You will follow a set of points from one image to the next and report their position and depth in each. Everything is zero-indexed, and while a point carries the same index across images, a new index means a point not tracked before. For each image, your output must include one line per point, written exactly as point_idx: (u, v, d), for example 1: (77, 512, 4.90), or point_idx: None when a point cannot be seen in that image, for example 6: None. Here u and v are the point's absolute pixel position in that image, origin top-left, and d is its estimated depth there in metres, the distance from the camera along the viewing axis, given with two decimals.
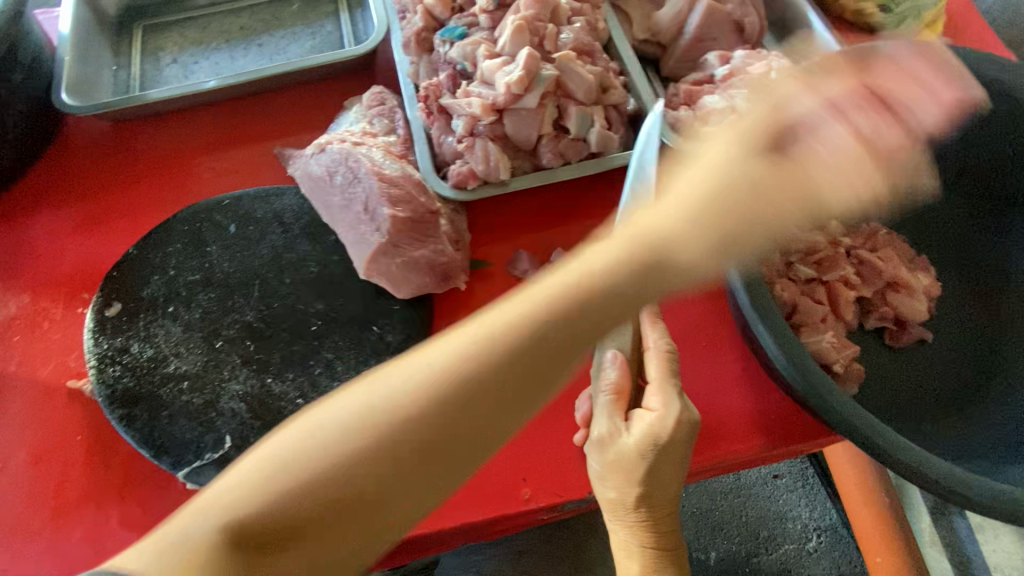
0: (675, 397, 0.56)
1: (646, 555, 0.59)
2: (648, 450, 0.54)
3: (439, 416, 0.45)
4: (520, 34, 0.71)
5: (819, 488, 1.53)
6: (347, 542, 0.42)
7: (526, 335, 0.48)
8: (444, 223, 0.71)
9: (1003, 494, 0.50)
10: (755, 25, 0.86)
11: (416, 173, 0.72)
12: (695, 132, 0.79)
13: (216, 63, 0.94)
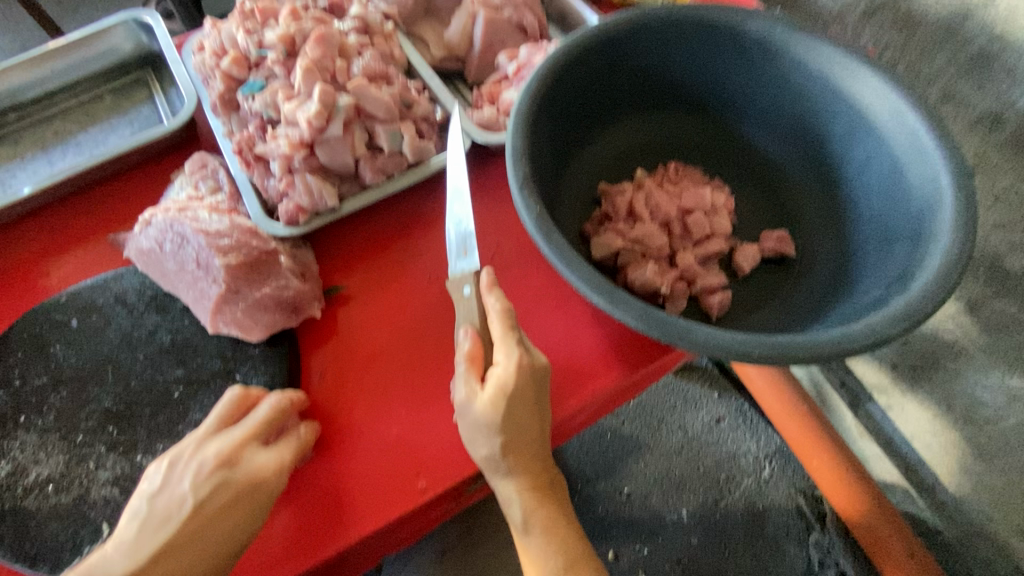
0: (518, 347, 0.62)
1: (527, 499, 0.64)
2: (501, 399, 0.60)
3: None
4: (311, 74, 0.76)
5: (757, 419, 1.64)
6: None
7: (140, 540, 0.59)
8: (284, 259, 0.74)
9: (813, 341, 0.55)
10: (534, 24, 0.97)
11: (247, 222, 0.75)
12: (501, 124, 0.87)
13: (35, 172, 0.94)
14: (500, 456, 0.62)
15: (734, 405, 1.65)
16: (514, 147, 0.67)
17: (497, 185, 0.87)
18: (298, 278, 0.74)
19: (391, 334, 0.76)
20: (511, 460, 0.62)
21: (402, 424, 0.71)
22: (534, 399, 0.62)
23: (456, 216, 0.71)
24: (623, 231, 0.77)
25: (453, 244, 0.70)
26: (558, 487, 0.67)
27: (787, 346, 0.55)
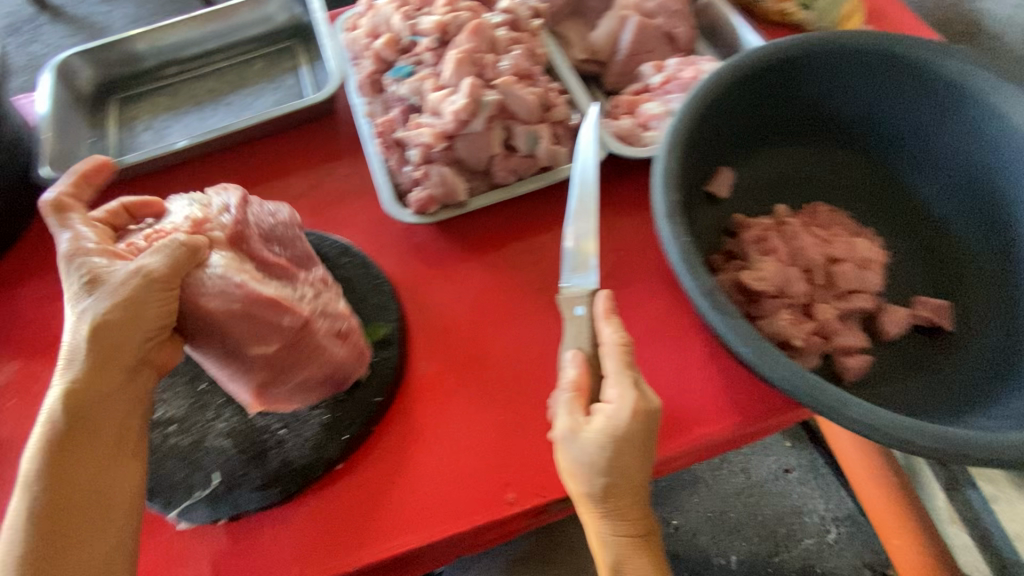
0: (632, 385, 0.58)
1: (620, 543, 0.61)
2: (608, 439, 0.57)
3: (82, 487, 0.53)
4: (461, 66, 0.76)
5: (829, 478, 1.52)
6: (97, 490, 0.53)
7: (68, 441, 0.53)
8: (319, 322, 0.65)
9: (996, 443, 0.48)
10: (684, 35, 0.93)
11: (260, 275, 0.64)
12: (639, 137, 0.83)
13: (188, 125, 1.00)
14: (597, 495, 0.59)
15: (807, 458, 1.53)
16: (665, 167, 0.63)
17: (622, 200, 0.84)
18: (338, 342, 0.66)
19: (498, 337, 0.76)
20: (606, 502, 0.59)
21: (496, 430, 0.70)
22: (645, 446, 0.58)
23: (574, 230, 0.67)
24: (763, 273, 0.70)
25: (568, 258, 0.66)
26: (654, 534, 0.63)
27: (963, 443, 0.48)
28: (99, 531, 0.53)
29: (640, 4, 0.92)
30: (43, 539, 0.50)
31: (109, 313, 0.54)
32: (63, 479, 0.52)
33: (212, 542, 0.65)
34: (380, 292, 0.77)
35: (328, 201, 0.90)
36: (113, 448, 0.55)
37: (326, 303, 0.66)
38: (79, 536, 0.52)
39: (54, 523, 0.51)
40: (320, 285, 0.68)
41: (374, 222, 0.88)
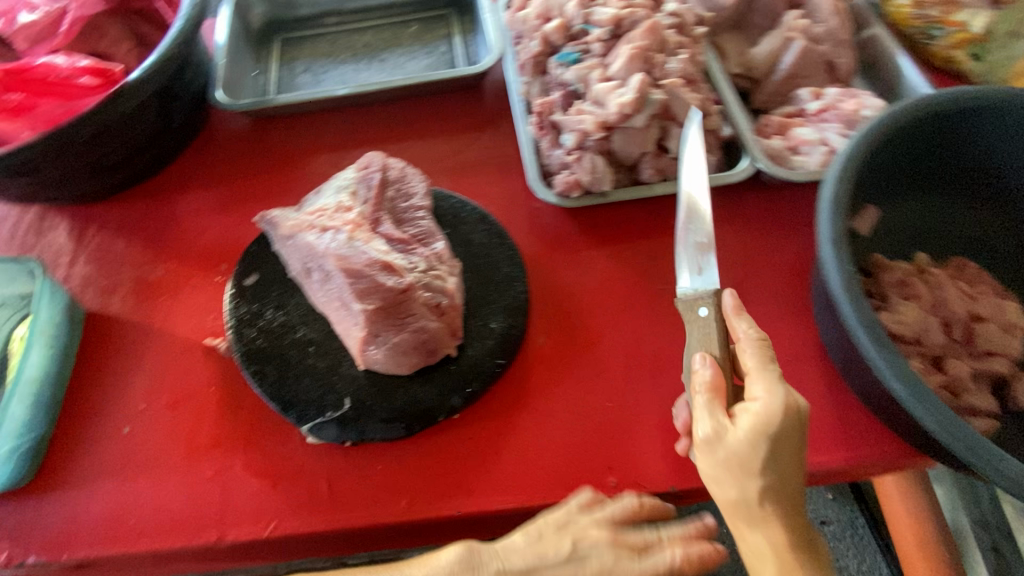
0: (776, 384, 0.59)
1: (780, 543, 0.61)
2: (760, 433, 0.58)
3: None
4: (633, 62, 0.78)
5: (867, 538, 1.47)
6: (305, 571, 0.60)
7: None
8: (420, 293, 0.72)
9: None
10: (846, 66, 0.92)
11: (385, 250, 0.73)
12: (786, 160, 0.83)
13: (343, 75, 1.06)
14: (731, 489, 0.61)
15: (848, 514, 1.48)
16: (834, 195, 0.63)
17: (757, 219, 0.84)
18: (433, 315, 0.71)
19: (616, 328, 0.79)
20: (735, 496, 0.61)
21: (604, 416, 0.73)
22: (799, 444, 0.59)
23: (689, 229, 0.69)
24: (908, 319, 0.69)
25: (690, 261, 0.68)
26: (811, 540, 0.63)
27: None
28: None
29: (808, 29, 0.91)
30: None
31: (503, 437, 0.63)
32: None
33: (332, 460, 0.70)
34: (512, 263, 0.80)
35: (466, 168, 0.95)
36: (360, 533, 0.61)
37: (430, 278, 0.73)
38: None
39: None
40: (432, 260, 0.75)
41: (507, 196, 0.91)
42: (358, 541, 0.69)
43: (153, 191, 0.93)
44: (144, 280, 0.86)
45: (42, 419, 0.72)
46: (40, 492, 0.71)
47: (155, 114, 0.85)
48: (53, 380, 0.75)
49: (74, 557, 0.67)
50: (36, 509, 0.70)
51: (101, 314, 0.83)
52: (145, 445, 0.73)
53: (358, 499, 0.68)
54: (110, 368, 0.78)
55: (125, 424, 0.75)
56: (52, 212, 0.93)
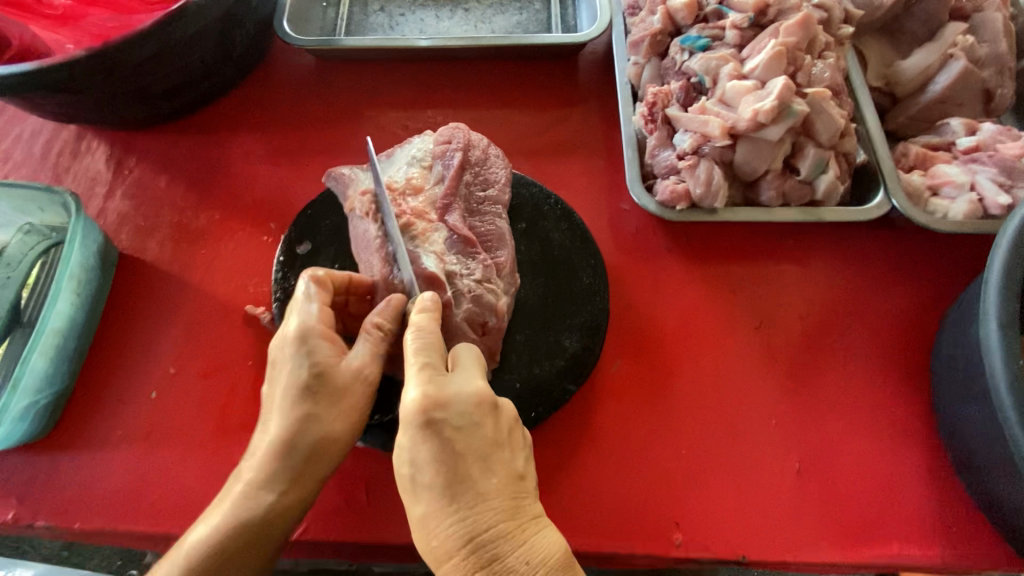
0: (432, 370, 0.51)
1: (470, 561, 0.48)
2: (435, 369, 0.51)
3: (297, 467, 0.54)
4: (778, 61, 0.66)
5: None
6: (286, 500, 0.54)
7: (287, 446, 0.54)
8: (465, 307, 0.62)
9: None
10: (1006, 98, 0.79)
11: (442, 251, 0.64)
12: (923, 201, 0.72)
13: (421, 21, 0.93)
14: (468, 395, 0.49)
15: None
16: (1008, 265, 0.53)
17: (876, 264, 0.74)
18: (474, 335, 0.62)
19: (698, 364, 0.70)
20: (488, 398, 0.50)
21: (674, 461, 0.65)
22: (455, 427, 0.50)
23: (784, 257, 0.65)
24: None
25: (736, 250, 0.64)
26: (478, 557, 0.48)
27: None
28: (265, 534, 0.53)
29: (974, 48, 0.78)
30: (248, 518, 0.53)
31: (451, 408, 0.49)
32: (289, 469, 0.54)
33: (374, 464, 0.64)
34: (593, 272, 0.71)
35: (548, 152, 0.84)
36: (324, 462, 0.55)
37: (483, 292, 0.63)
38: (251, 534, 0.53)
39: (258, 512, 0.53)
40: (492, 271, 0.65)
41: (591, 192, 0.81)
42: (388, 555, 0.63)
43: (201, 126, 0.84)
44: (183, 227, 0.78)
45: (65, 369, 0.66)
46: (57, 447, 0.65)
47: (215, 42, 0.75)
48: (79, 330, 0.68)
49: (87, 526, 0.62)
50: (52, 466, 0.65)
51: (136, 258, 0.76)
52: (171, 415, 0.67)
53: (395, 513, 0.62)
54: (141, 321, 0.72)
55: (149, 385, 0.68)
56: (90, 133, 0.85)
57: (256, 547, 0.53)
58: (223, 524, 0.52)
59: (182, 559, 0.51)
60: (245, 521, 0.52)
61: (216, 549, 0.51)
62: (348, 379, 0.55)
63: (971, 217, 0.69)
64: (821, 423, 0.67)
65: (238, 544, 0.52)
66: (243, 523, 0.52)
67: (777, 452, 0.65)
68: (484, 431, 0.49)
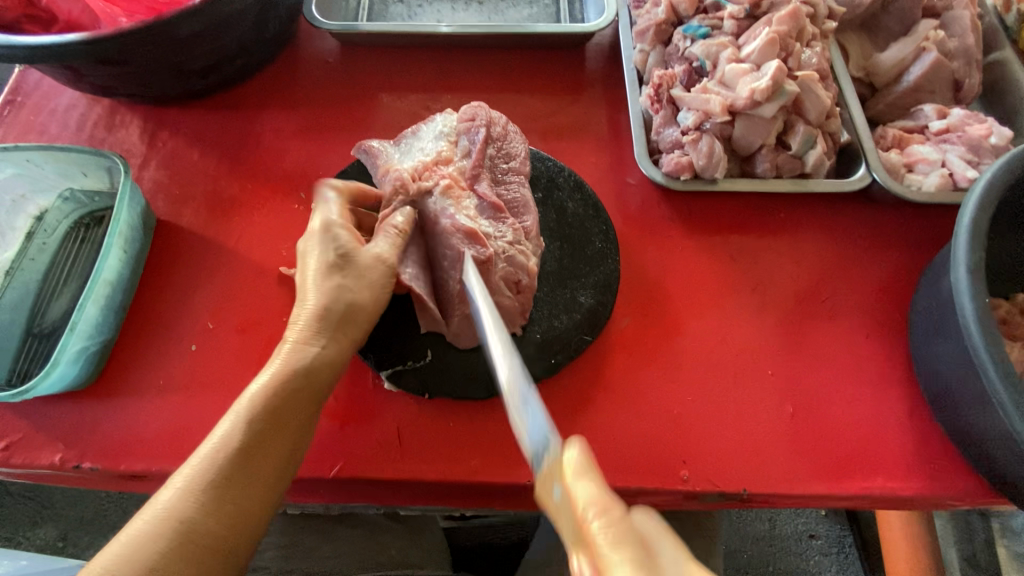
0: (642, 568, 0.40)
1: None
2: (645, 572, 0.40)
3: (333, 336, 0.60)
4: (771, 46, 0.74)
5: (853, 557, 1.28)
6: (323, 367, 0.59)
7: (322, 315, 0.60)
8: (499, 265, 0.68)
9: None
10: (973, 88, 0.87)
11: (475, 215, 0.70)
12: (900, 176, 0.80)
13: (438, 11, 0.99)
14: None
15: (836, 528, 1.30)
16: (975, 221, 0.60)
17: (859, 234, 0.81)
18: (510, 293, 0.68)
19: (700, 321, 0.76)
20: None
21: (679, 407, 0.71)
22: None
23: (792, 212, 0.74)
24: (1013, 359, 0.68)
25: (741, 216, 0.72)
26: None
27: None
28: (304, 402, 0.58)
29: (943, 42, 0.87)
30: (291, 384, 0.57)
31: None
32: (326, 337, 0.60)
33: (405, 410, 0.69)
34: (605, 238, 0.77)
35: (559, 132, 0.90)
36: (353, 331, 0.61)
37: (515, 251, 0.69)
38: (292, 400, 0.57)
39: (298, 378, 0.58)
40: (521, 234, 0.70)
41: (600, 169, 0.88)
42: (417, 494, 0.68)
43: (232, 104, 0.89)
44: (217, 195, 0.82)
45: (111, 321, 0.70)
46: (102, 395, 0.69)
47: (253, 22, 0.80)
48: (124, 286, 0.72)
49: (132, 467, 0.66)
50: (97, 413, 0.68)
51: (172, 223, 0.80)
52: (209, 366, 0.71)
53: (426, 453, 0.67)
54: (179, 281, 0.76)
55: (188, 339, 0.72)
56: (124, 108, 0.89)
57: (296, 412, 0.57)
58: (280, 370, 0.57)
59: (245, 405, 0.55)
60: (300, 366, 0.58)
61: (276, 391, 0.56)
62: (370, 259, 0.63)
63: (943, 189, 0.77)
64: (812, 373, 0.73)
65: (280, 409, 0.56)
66: (298, 367, 0.58)
67: (773, 398, 0.72)
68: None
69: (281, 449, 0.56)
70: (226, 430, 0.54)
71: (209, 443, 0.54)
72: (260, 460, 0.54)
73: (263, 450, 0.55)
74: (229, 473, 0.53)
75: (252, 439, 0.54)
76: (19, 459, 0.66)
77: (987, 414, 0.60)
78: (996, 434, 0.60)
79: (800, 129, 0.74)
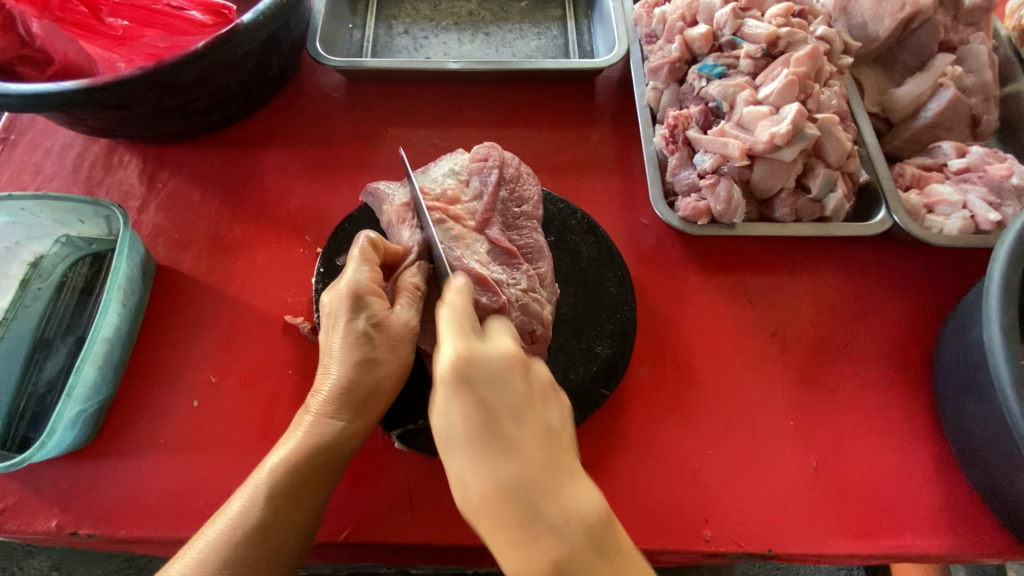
0: (465, 334, 0.50)
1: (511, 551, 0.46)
2: (467, 333, 0.50)
3: (357, 408, 0.58)
4: (790, 89, 0.72)
5: None
6: (343, 441, 0.57)
7: (347, 388, 0.57)
8: (513, 315, 0.65)
9: None
10: (991, 124, 0.86)
11: (486, 260, 0.68)
12: (920, 217, 0.78)
13: (444, 44, 0.97)
14: (501, 359, 0.49)
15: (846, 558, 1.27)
16: (1006, 277, 0.58)
17: (879, 276, 0.79)
18: (524, 342, 0.65)
19: (719, 369, 0.74)
20: (518, 362, 0.49)
21: (699, 462, 0.69)
22: (490, 390, 0.47)
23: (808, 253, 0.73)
24: None
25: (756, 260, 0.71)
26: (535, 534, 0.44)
27: None
28: (323, 477, 0.57)
29: (961, 78, 0.85)
30: (311, 460, 0.56)
31: (488, 351, 0.49)
32: (350, 409, 0.58)
33: (416, 469, 0.66)
34: (620, 283, 0.75)
35: (569, 169, 0.88)
36: (377, 402, 0.59)
37: (529, 300, 0.66)
38: (312, 477, 0.56)
39: (320, 454, 0.56)
40: (536, 281, 0.68)
41: (612, 208, 0.85)
42: (429, 557, 0.66)
43: (234, 142, 0.87)
44: (218, 239, 0.80)
45: (109, 378, 0.67)
46: (100, 456, 0.66)
47: (256, 62, 0.78)
48: (123, 340, 0.69)
49: (131, 533, 0.63)
50: (94, 475, 0.65)
51: (172, 269, 0.77)
52: (212, 422, 0.68)
53: (438, 515, 0.64)
54: (180, 331, 0.73)
55: (189, 393, 0.70)
56: (122, 147, 0.86)
57: (315, 489, 0.56)
58: (301, 446, 0.56)
59: (267, 481, 0.54)
60: (321, 443, 0.56)
61: (297, 469, 0.55)
62: (402, 331, 0.60)
63: (964, 232, 0.75)
64: (835, 424, 0.71)
65: (300, 487, 0.55)
66: (320, 443, 0.56)
67: (795, 452, 0.69)
68: (520, 392, 0.48)
69: (297, 526, 0.55)
70: (247, 506, 0.53)
71: (225, 518, 0.53)
72: (274, 540, 0.53)
73: (282, 530, 0.54)
74: (244, 553, 0.52)
75: (270, 519, 0.53)
76: (12, 526, 0.63)
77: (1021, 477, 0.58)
78: None
79: (819, 173, 0.73)
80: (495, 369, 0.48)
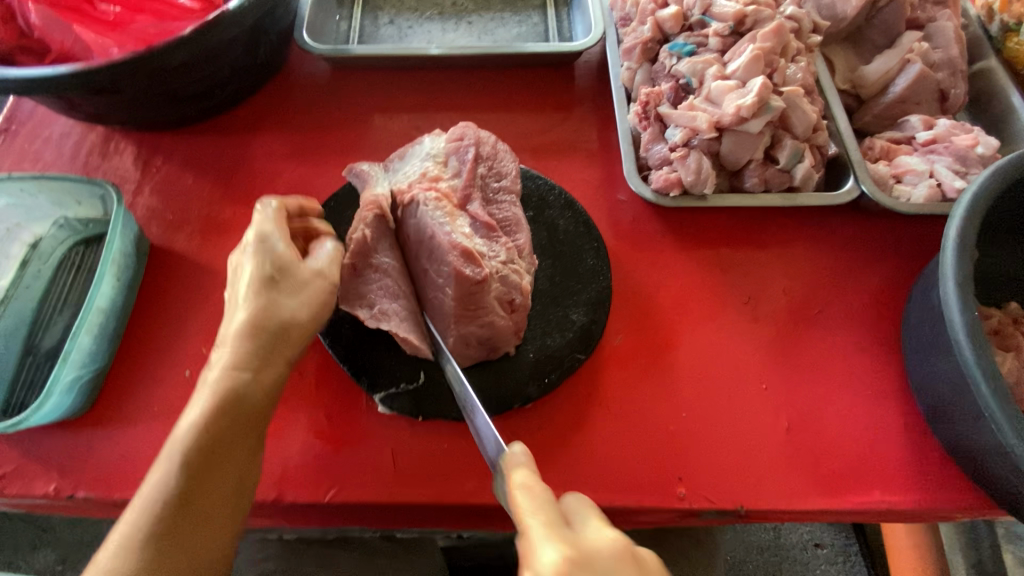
0: (559, 532, 0.42)
1: None
2: (562, 526, 0.43)
3: (266, 353, 0.59)
4: (756, 63, 0.75)
5: (858, 566, 1.26)
6: (253, 390, 0.58)
7: (255, 335, 0.58)
8: (494, 285, 0.68)
9: None
10: (959, 98, 0.88)
11: (470, 234, 0.69)
12: (889, 187, 0.80)
13: (428, 33, 1.00)
14: (609, 558, 0.40)
15: (841, 536, 1.28)
16: (961, 235, 0.61)
17: (850, 246, 0.82)
18: (504, 312, 0.68)
19: (693, 336, 0.77)
20: (628, 555, 0.41)
21: (674, 424, 0.71)
22: None
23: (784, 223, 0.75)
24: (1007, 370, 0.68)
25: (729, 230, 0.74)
26: None
27: None
28: (241, 430, 0.57)
29: (928, 54, 0.88)
30: (222, 413, 0.56)
31: (591, 551, 0.41)
32: (259, 358, 0.58)
33: (399, 433, 0.69)
34: (596, 255, 0.77)
35: (549, 150, 0.91)
36: (286, 348, 0.60)
37: (509, 271, 0.69)
38: (226, 430, 0.56)
39: (230, 406, 0.56)
40: (514, 253, 0.70)
41: (591, 186, 0.88)
42: (413, 518, 0.68)
43: (225, 129, 0.90)
44: (210, 219, 0.83)
45: (104, 348, 0.70)
46: (97, 423, 0.69)
47: (244, 49, 0.82)
48: (117, 313, 0.72)
49: (125, 497, 0.65)
50: (91, 442, 0.68)
51: (166, 249, 0.80)
52: None
53: (420, 476, 0.67)
54: (173, 307, 0.76)
55: (181, 364, 0.73)
56: (118, 135, 0.90)
57: (235, 443, 0.56)
58: (207, 408, 0.55)
59: (183, 441, 0.54)
60: (231, 392, 0.57)
61: (209, 420, 0.55)
62: (307, 276, 0.62)
63: (931, 200, 0.77)
64: (807, 386, 0.73)
65: (215, 442, 0.55)
66: (231, 392, 0.57)
67: (768, 413, 0.72)
68: None
69: (227, 477, 0.55)
70: (166, 468, 0.53)
71: (149, 489, 0.53)
72: (200, 509, 0.54)
73: (204, 488, 0.54)
74: (169, 514, 0.52)
75: (187, 478, 0.53)
76: (13, 490, 0.66)
77: (980, 427, 0.60)
78: (989, 445, 0.60)
79: (788, 143, 0.75)
80: (601, 565, 0.40)
